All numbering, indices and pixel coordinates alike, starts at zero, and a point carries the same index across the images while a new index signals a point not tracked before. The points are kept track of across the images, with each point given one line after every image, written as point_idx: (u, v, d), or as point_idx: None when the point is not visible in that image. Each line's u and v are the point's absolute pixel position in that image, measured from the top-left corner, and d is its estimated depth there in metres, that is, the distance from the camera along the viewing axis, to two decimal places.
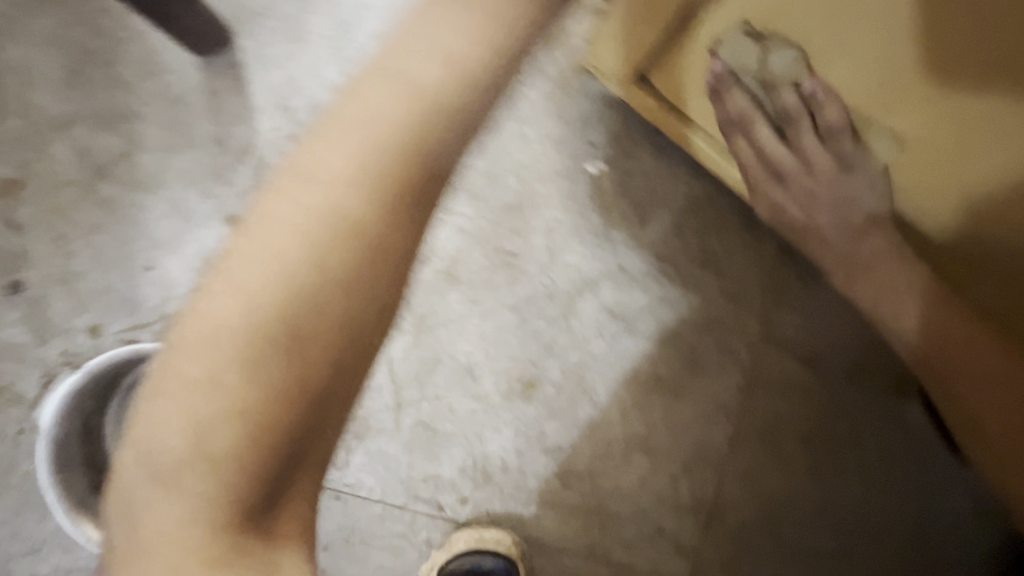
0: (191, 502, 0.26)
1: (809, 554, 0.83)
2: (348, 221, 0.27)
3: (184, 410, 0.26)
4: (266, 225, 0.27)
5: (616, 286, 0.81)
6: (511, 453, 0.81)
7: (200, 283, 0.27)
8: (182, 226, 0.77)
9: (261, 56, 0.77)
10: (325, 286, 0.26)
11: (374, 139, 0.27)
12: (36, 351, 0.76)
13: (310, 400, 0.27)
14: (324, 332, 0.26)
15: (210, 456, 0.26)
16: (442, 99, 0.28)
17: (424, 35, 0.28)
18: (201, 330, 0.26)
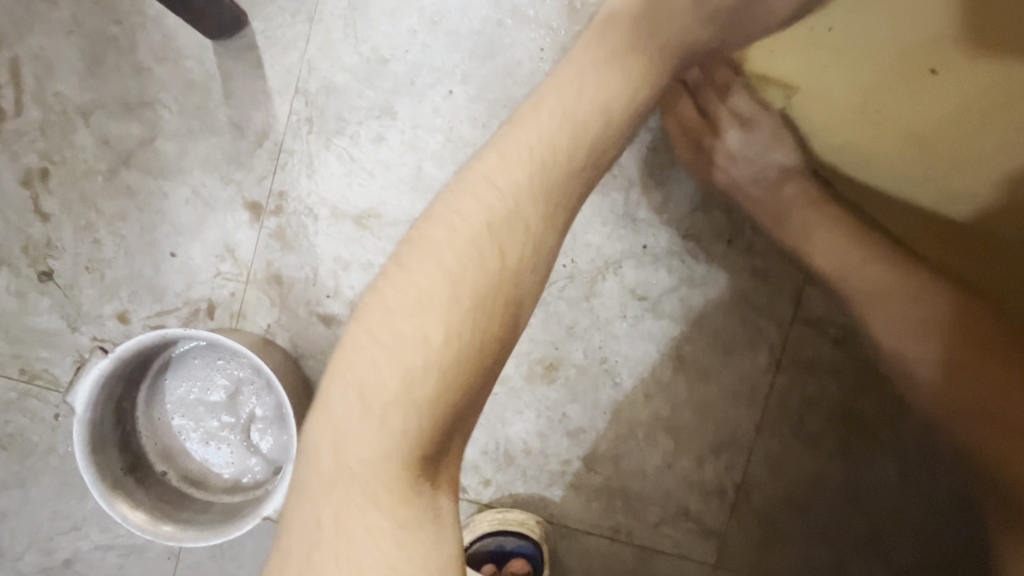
0: (388, 434, 0.40)
1: (840, 538, 0.81)
2: (518, 230, 0.45)
3: (404, 354, 0.41)
4: (438, 250, 0.43)
5: (639, 265, 0.79)
6: (534, 435, 0.81)
7: (415, 268, 0.43)
8: (204, 212, 0.78)
9: (274, 37, 0.76)
10: (503, 272, 0.44)
11: (531, 179, 0.47)
12: (69, 337, 0.78)
13: (468, 365, 0.41)
14: (498, 304, 0.43)
15: (416, 395, 0.40)
16: (568, 155, 0.49)
17: (561, 112, 0.50)
18: (421, 296, 0.42)
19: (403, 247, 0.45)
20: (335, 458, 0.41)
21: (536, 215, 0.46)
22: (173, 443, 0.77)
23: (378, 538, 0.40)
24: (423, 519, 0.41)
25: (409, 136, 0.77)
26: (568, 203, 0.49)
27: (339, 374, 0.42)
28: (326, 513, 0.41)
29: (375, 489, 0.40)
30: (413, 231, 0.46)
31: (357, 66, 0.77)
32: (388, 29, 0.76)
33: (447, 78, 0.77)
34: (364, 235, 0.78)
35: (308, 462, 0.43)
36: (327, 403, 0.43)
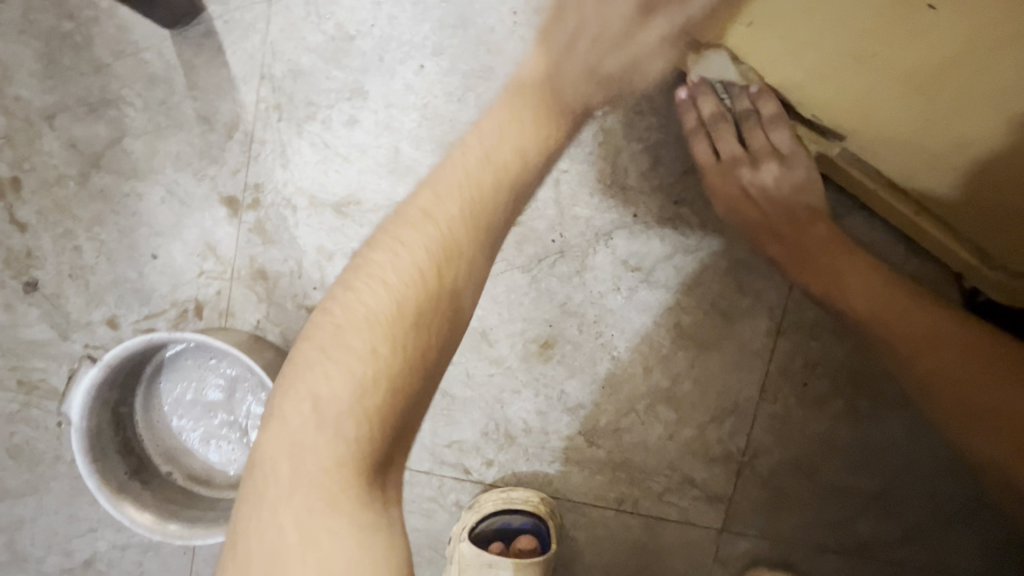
0: (343, 441, 0.43)
1: (850, 497, 0.80)
2: (451, 254, 0.48)
3: (350, 367, 0.44)
4: (382, 273, 0.47)
5: (630, 236, 0.77)
6: (534, 414, 0.80)
7: (360, 285, 0.47)
8: (180, 211, 0.76)
9: (233, 21, 0.73)
10: (442, 294, 0.48)
11: (468, 207, 0.50)
12: (62, 346, 0.78)
13: (413, 372, 0.45)
14: (439, 323, 0.47)
15: (364, 405, 0.44)
16: (504, 176, 0.53)
17: (500, 145, 0.53)
18: (364, 315, 0.46)
19: (348, 274, 0.49)
20: (292, 467, 0.43)
21: (468, 241, 0.50)
22: (175, 443, 0.77)
23: (328, 537, 0.42)
24: (378, 519, 0.44)
25: (383, 117, 0.74)
26: (497, 223, 0.52)
27: (293, 390, 0.46)
28: (286, 518, 0.43)
29: (330, 493, 0.43)
30: (355, 260, 0.49)
31: (322, 46, 0.73)
32: (351, 3, 0.72)
33: (418, 51, 0.73)
34: (345, 223, 0.76)
35: (264, 475, 0.44)
36: (283, 416, 0.45)
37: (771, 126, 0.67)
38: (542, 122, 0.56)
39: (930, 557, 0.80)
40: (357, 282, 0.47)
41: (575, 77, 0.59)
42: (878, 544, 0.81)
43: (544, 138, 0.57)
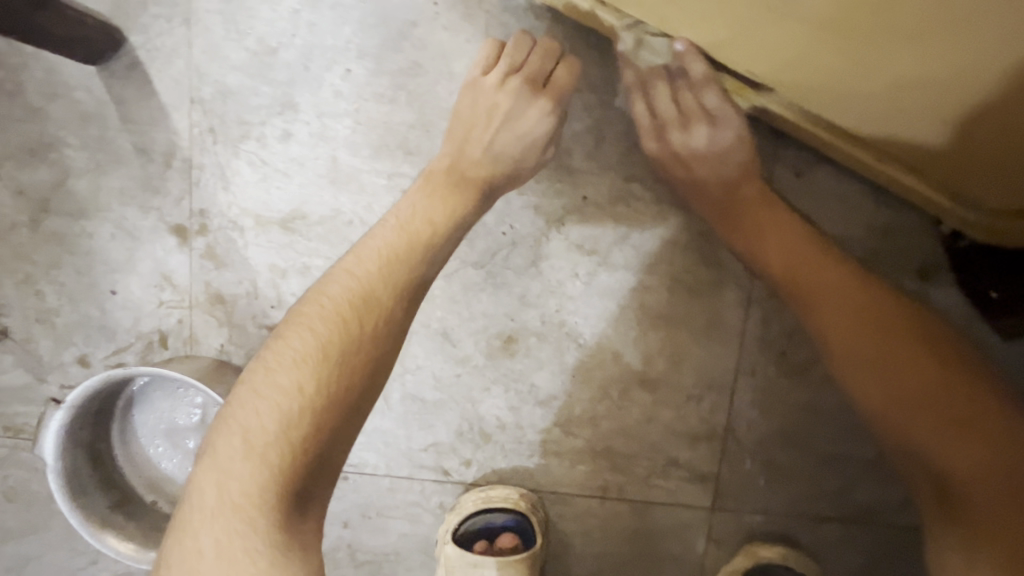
0: (266, 469, 0.44)
1: (843, 464, 0.78)
2: (372, 299, 0.51)
3: (277, 404, 0.46)
4: (309, 320, 0.50)
5: (582, 219, 0.75)
6: (506, 410, 0.79)
7: (288, 331, 0.50)
8: (132, 245, 0.76)
9: (156, 49, 0.72)
10: (364, 337, 0.49)
11: (391, 256, 0.54)
12: (39, 389, 0.79)
13: (337, 409, 0.47)
14: (366, 359, 0.49)
15: (289, 436, 0.45)
16: (423, 231, 0.57)
17: (423, 214, 0.58)
18: (288, 356, 0.48)
19: (281, 325, 0.51)
20: (218, 496, 0.44)
21: (388, 294, 0.52)
22: (155, 472, 0.78)
23: (242, 563, 0.42)
24: (296, 545, 0.44)
25: (316, 127, 0.73)
26: (421, 266, 0.55)
27: (223, 425, 0.46)
28: (207, 542, 0.43)
29: (250, 516, 0.43)
30: (290, 312, 0.52)
31: (246, 63, 0.72)
32: (268, 15, 0.71)
33: (342, 56, 0.71)
34: (293, 239, 0.75)
35: (191, 504, 0.45)
36: (214, 448, 0.46)
37: (699, 85, 0.64)
38: (456, 200, 0.61)
39: None
40: (286, 328, 0.50)
41: (477, 158, 0.64)
42: (877, 509, 0.78)
43: (466, 209, 0.61)
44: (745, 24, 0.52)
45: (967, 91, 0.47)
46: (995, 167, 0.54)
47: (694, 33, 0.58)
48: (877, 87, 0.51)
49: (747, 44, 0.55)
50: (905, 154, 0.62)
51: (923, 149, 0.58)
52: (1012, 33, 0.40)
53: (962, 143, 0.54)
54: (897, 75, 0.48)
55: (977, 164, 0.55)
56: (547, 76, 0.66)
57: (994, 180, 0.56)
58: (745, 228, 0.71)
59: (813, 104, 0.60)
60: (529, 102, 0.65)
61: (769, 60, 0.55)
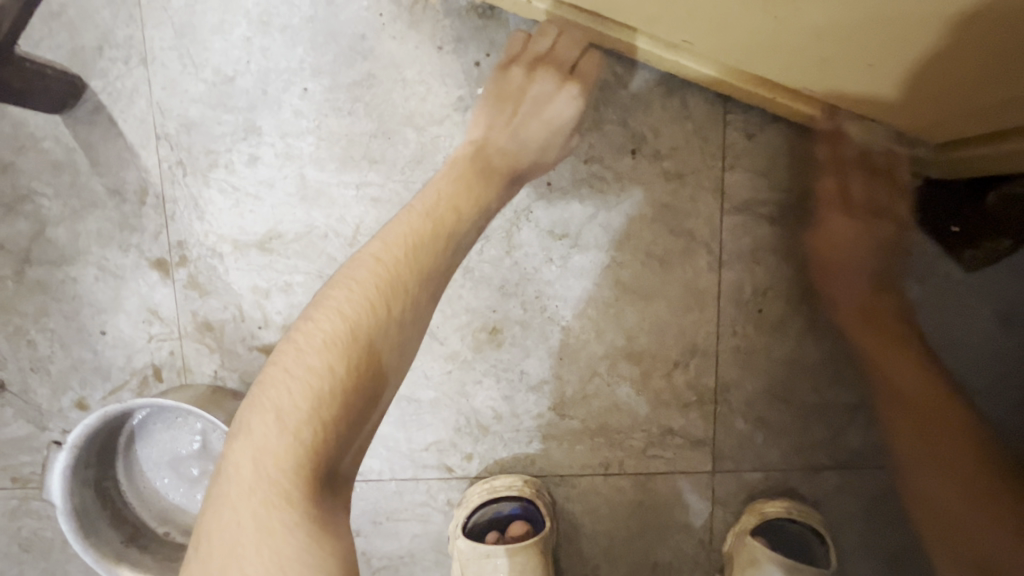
0: (298, 446, 0.45)
1: (832, 414, 0.80)
2: (396, 285, 0.52)
3: (309, 385, 0.46)
4: (337, 304, 0.50)
5: (550, 204, 0.77)
6: (500, 400, 0.80)
7: (316, 315, 0.50)
8: (117, 285, 0.78)
9: (117, 91, 0.74)
10: (388, 322, 0.50)
11: (408, 240, 0.55)
12: (41, 437, 0.81)
13: (363, 390, 0.48)
14: (393, 343, 0.50)
15: (321, 414, 0.46)
16: (432, 216, 0.57)
17: (448, 204, 0.59)
18: (317, 340, 0.48)
19: (310, 309, 0.51)
20: (254, 470, 0.45)
21: (413, 279, 0.53)
22: (165, 503, 0.80)
23: (275, 537, 0.43)
24: (326, 522, 0.44)
25: (281, 147, 0.75)
26: (445, 253, 0.56)
27: (257, 403, 0.47)
28: (246, 514, 0.44)
29: (284, 488, 0.44)
30: (317, 295, 0.52)
31: (206, 93, 0.74)
32: (221, 45, 0.73)
33: (297, 75, 0.74)
34: (272, 258, 0.77)
35: (229, 479, 0.45)
36: (248, 426, 0.47)
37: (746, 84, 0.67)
38: (479, 186, 0.61)
39: None
40: (314, 311, 0.51)
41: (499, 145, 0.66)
42: (872, 452, 0.80)
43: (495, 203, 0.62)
44: (689, 7, 0.54)
45: (908, 50, 0.48)
46: (936, 102, 0.56)
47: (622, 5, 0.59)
48: (809, 42, 0.52)
49: (696, 24, 0.57)
50: (849, 104, 0.63)
51: (869, 98, 0.60)
52: (937, 8, 0.41)
53: (897, 87, 0.55)
54: (828, 32, 0.49)
55: (933, 107, 0.57)
56: (572, 67, 0.69)
57: (952, 120, 0.58)
58: (877, 310, 0.74)
59: (754, 64, 0.62)
60: (563, 82, 0.68)
61: (719, 35, 0.57)
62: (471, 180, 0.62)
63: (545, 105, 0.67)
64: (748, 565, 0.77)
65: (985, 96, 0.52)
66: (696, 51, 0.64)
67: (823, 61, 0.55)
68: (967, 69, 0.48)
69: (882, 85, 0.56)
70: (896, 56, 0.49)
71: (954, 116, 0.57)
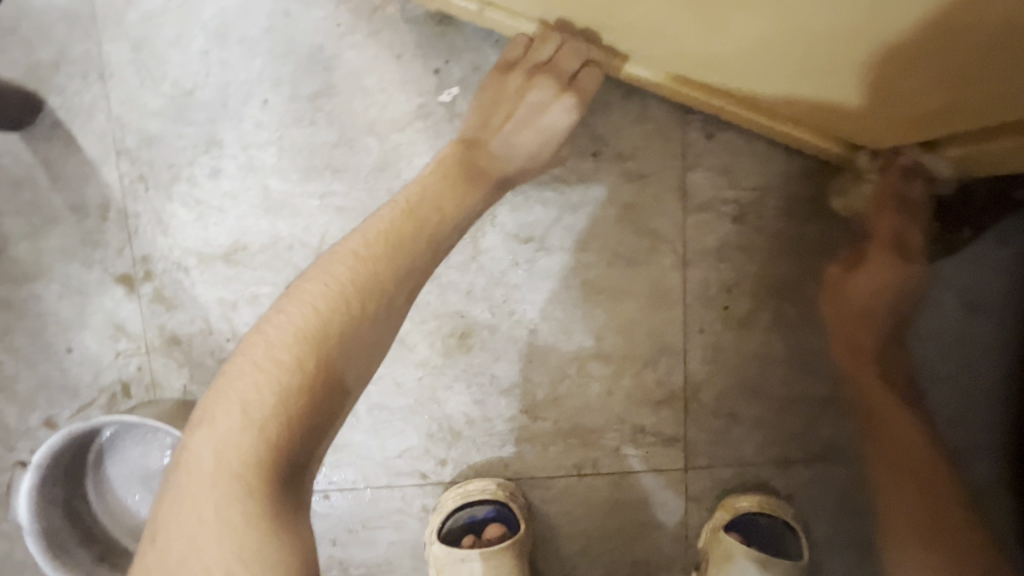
0: (263, 440, 0.45)
1: (803, 403, 0.81)
2: (371, 280, 0.52)
3: (277, 379, 0.47)
4: (311, 299, 0.51)
5: (515, 209, 0.77)
6: (472, 405, 0.81)
7: (290, 308, 0.50)
8: (82, 301, 0.77)
9: (75, 107, 0.74)
10: (362, 319, 0.51)
11: (383, 234, 0.55)
12: (7, 457, 0.80)
13: (333, 386, 0.48)
14: (366, 340, 0.51)
15: (287, 408, 0.46)
16: (412, 209, 0.58)
17: (434, 202, 0.59)
18: (290, 333, 0.48)
19: (283, 304, 0.51)
20: (217, 463, 0.45)
21: (389, 276, 0.53)
22: (136, 521, 0.78)
23: (236, 530, 0.43)
24: (288, 517, 0.45)
25: (243, 159, 0.75)
26: (424, 249, 0.57)
27: (223, 396, 0.47)
28: (207, 506, 0.44)
29: (247, 483, 0.44)
30: (292, 288, 0.53)
31: (165, 107, 0.74)
32: (179, 58, 0.73)
33: (256, 87, 0.74)
34: (238, 270, 0.77)
35: (191, 471, 0.45)
36: (212, 418, 0.47)
37: (705, 94, 0.68)
38: (465, 189, 0.62)
39: None
40: (290, 304, 0.51)
41: (491, 156, 0.66)
42: (841, 442, 0.81)
43: (481, 203, 0.63)
44: (646, 15, 0.54)
45: (860, 61, 0.49)
46: (890, 107, 0.56)
47: (576, 14, 0.60)
48: (764, 52, 0.53)
49: (655, 33, 0.57)
50: (809, 112, 0.64)
51: (828, 106, 0.61)
52: (885, 22, 0.41)
53: (850, 93, 0.56)
54: (773, 39, 0.49)
55: (890, 114, 0.58)
56: (571, 76, 0.68)
57: (909, 126, 0.59)
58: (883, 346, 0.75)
59: (711, 73, 0.62)
60: (564, 90, 0.68)
61: (678, 45, 0.58)
62: (460, 182, 0.62)
63: (539, 114, 0.68)
64: (723, 561, 0.77)
65: (934, 101, 0.52)
66: (654, 62, 0.65)
67: (775, 69, 0.56)
68: (919, 78, 0.49)
69: (834, 92, 0.57)
70: (849, 66, 0.50)
71: (908, 121, 0.58)
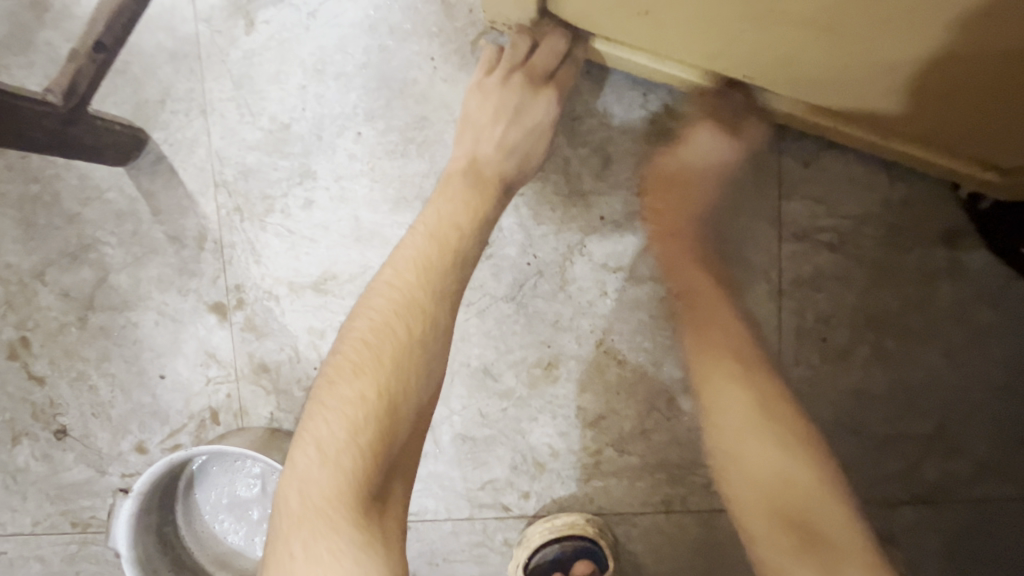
0: (340, 473, 0.48)
1: (910, 442, 0.76)
2: (414, 306, 0.55)
3: (342, 414, 0.50)
4: (359, 334, 0.54)
5: (603, 239, 0.76)
6: (557, 437, 0.79)
7: (337, 346, 0.55)
8: (176, 328, 0.79)
9: (178, 141, 0.76)
10: (401, 336, 0.54)
11: (420, 261, 0.58)
12: (101, 481, 0.81)
13: (398, 411, 0.52)
14: (416, 359, 0.54)
15: (356, 440, 0.49)
16: (433, 228, 0.60)
17: (450, 221, 0.61)
18: (343, 370, 0.52)
19: (337, 344, 0.55)
20: (301, 500, 0.48)
21: (429, 298, 0.56)
22: (224, 547, 0.79)
23: (330, 554, 0.46)
24: (374, 536, 0.47)
25: (336, 190, 0.76)
26: (457, 266, 0.59)
27: (300, 438, 0.51)
28: (296, 544, 0.47)
29: (330, 517, 0.47)
30: (341, 329, 0.56)
31: (262, 140, 0.76)
32: (278, 93, 0.75)
33: (351, 121, 0.75)
34: (327, 300, 0.77)
35: (281, 511, 0.49)
36: (292, 460, 0.51)
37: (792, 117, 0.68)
38: (485, 189, 0.64)
39: (1014, 487, 0.76)
40: (338, 342, 0.55)
41: (491, 154, 0.66)
42: (950, 485, 0.76)
43: (494, 211, 0.64)
44: (719, 38, 0.56)
45: (936, 71, 0.50)
46: (970, 115, 0.56)
47: (668, 16, 0.55)
48: (836, 68, 0.54)
49: (727, 56, 0.59)
50: (882, 127, 0.64)
51: (900, 120, 0.61)
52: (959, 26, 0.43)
53: (965, 85, 0.51)
54: (883, 36, 0.47)
55: (966, 125, 0.58)
56: (548, 74, 0.69)
57: (986, 138, 0.59)
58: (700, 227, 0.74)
59: (795, 79, 0.59)
60: (536, 88, 0.68)
61: (749, 66, 0.60)
62: (470, 188, 0.64)
63: (526, 113, 0.68)
64: None
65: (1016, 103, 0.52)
66: (728, 58, 0.59)
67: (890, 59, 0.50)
68: (994, 84, 0.50)
69: (945, 85, 0.52)
70: (926, 76, 0.51)
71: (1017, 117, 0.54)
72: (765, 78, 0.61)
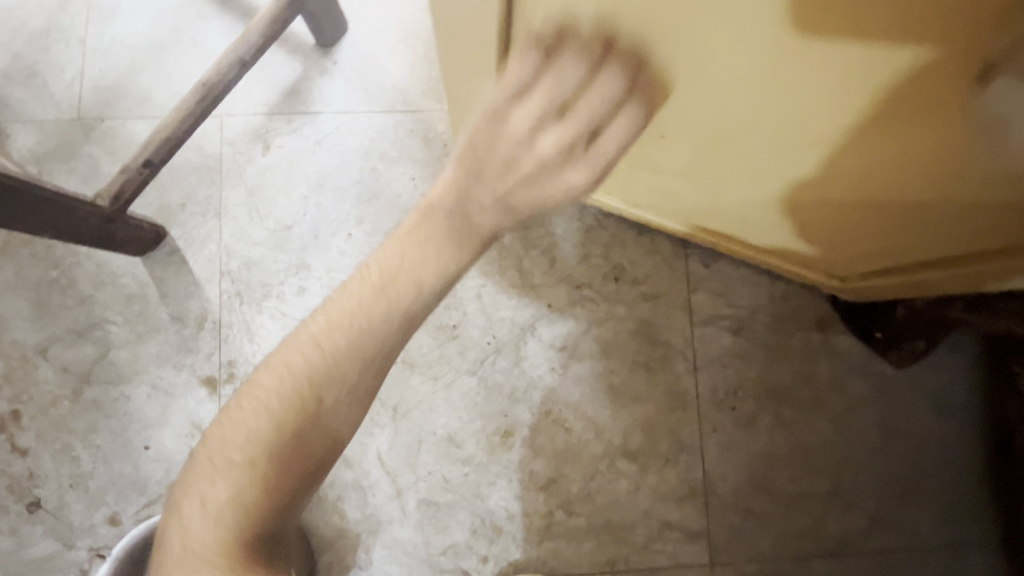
0: (223, 527, 0.46)
1: (812, 498, 0.89)
2: (337, 373, 0.47)
3: (235, 468, 0.47)
4: (263, 396, 0.47)
5: (551, 323, 0.92)
6: (513, 500, 0.88)
7: (242, 394, 0.49)
8: (167, 401, 0.87)
9: (192, 237, 0.90)
10: (311, 404, 0.47)
11: (354, 329, 0.47)
12: (68, 556, 0.83)
13: (295, 474, 0.48)
14: (327, 427, 0.48)
15: (247, 497, 0.47)
16: (372, 281, 0.47)
17: (404, 280, 0.46)
18: (238, 427, 0.47)
19: (248, 385, 0.49)
20: (183, 546, 0.47)
21: (350, 368, 0.47)
22: None
23: None
24: None
25: (327, 280, 0.90)
26: (393, 331, 0.47)
27: (189, 483, 0.48)
28: None
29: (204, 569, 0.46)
30: (251, 380, 0.49)
31: (265, 238, 0.90)
32: (284, 201, 0.91)
33: (343, 224, 0.91)
34: None
35: (166, 542, 0.48)
36: (180, 506, 0.48)
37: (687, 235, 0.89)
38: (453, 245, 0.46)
39: (902, 539, 0.88)
40: (250, 386, 0.49)
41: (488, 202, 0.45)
42: (850, 538, 0.88)
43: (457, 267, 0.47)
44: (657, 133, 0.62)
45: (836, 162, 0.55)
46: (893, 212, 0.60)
47: None
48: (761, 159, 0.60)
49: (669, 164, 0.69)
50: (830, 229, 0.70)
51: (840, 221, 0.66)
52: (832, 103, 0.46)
53: (865, 182, 0.57)
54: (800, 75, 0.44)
55: (896, 222, 0.62)
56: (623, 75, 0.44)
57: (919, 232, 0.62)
58: None
59: (733, 179, 0.67)
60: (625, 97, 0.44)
61: (692, 171, 0.69)
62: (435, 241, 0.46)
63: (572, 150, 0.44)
64: None
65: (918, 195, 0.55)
66: (681, 169, 0.69)
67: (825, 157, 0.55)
68: (887, 180, 0.54)
69: (859, 182, 0.57)
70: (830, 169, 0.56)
71: (925, 241, 0.64)
72: (725, 186, 0.69)
